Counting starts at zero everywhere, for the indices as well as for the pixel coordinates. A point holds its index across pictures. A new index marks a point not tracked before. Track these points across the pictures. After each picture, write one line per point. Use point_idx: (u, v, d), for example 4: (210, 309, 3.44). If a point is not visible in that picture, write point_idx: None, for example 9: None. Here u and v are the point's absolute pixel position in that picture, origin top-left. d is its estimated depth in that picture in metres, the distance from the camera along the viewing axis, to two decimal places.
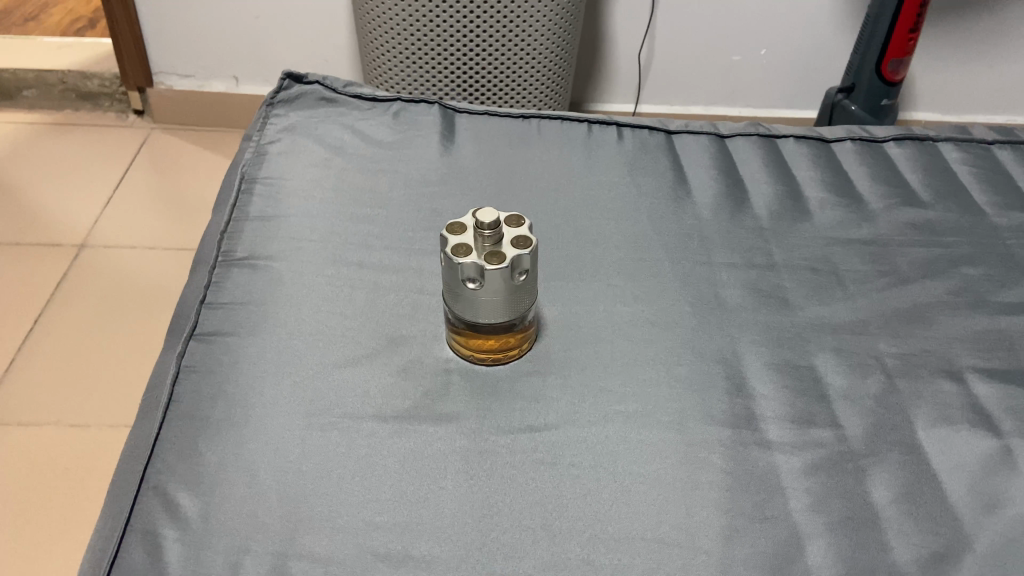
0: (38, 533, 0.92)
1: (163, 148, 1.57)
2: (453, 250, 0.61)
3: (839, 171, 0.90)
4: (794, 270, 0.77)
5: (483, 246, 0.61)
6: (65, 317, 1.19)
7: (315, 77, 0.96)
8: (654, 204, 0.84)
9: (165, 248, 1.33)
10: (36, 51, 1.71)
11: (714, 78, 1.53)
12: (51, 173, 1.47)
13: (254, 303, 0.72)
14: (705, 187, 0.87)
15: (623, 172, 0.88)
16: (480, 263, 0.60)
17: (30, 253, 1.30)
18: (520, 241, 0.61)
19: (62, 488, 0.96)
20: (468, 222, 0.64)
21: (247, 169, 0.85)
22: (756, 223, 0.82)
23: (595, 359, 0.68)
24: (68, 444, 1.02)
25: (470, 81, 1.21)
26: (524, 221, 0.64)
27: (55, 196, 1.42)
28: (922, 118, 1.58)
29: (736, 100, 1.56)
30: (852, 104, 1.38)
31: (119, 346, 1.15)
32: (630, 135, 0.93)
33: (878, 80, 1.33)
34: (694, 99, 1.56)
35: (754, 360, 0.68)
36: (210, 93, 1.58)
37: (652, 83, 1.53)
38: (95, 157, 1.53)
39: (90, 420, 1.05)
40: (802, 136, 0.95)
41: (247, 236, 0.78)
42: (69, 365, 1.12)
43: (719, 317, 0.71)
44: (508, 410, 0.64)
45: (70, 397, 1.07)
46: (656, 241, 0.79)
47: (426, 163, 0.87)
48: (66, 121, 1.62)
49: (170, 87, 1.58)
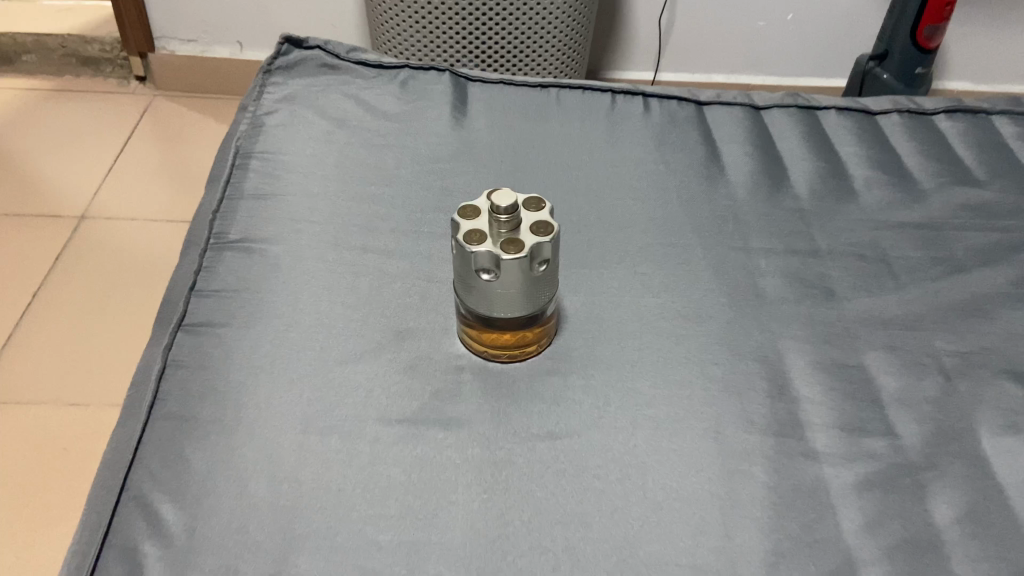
0: (36, 516, 0.87)
1: (166, 116, 1.50)
2: (465, 238, 0.55)
3: (885, 146, 0.83)
4: (839, 257, 0.70)
5: (499, 234, 0.55)
6: (63, 291, 1.14)
7: (316, 41, 0.88)
8: (683, 183, 0.77)
9: (168, 220, 1.27)
10: (36, 18, 1.65)
11: (740, 44, 1.44)
12: (52, 141, 1.41)
13: (248, 291, 0.66)
14: (740, 164, 0.79)
15: (650, 146, 0.80)
16: (496, 253, 0.55)
17: (29, 224, 1.24)
18: (541, 227, 0.56)
19: (62, 470, 0.92)
20: (482, 205, 0.58)
21: (242, 143, 0.77)
22: (797, 204, 0.75)
23: (621, 357, 0.61)
24: (67, 424, 0.96)
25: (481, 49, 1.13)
26: (544, 204, 0.58)
27: (55, 165, 1.36)
28: (955, 87, 1.49)
29: (762, 67, 1.48)
30: (885, 73, 1.30)
31: (121, 321, 1.10)
32: (657, 106, 0.86)
33: (912, 47, 1.24)
34: (717, 67, 1.48)
35: (797, 359, 0.62)
36: (214, 59, 1.50)
37: (675, 48, 1.45)
38: (96, 124, 1.46)
39: (91, 399, 1.00)
40: (844, 108, 0.87)
41: (242, 216, 0.72)
42: (69, 341, 1.06)
43: (757, 310, 0.65)
44: (526, 414, 0.58)
45: (70, 374, 1.02)
46: (687, 224, 0.72)
47: (436, 137, 0.80)
48: (65, 87, 1.55)
49: (173, 53, 1.50)
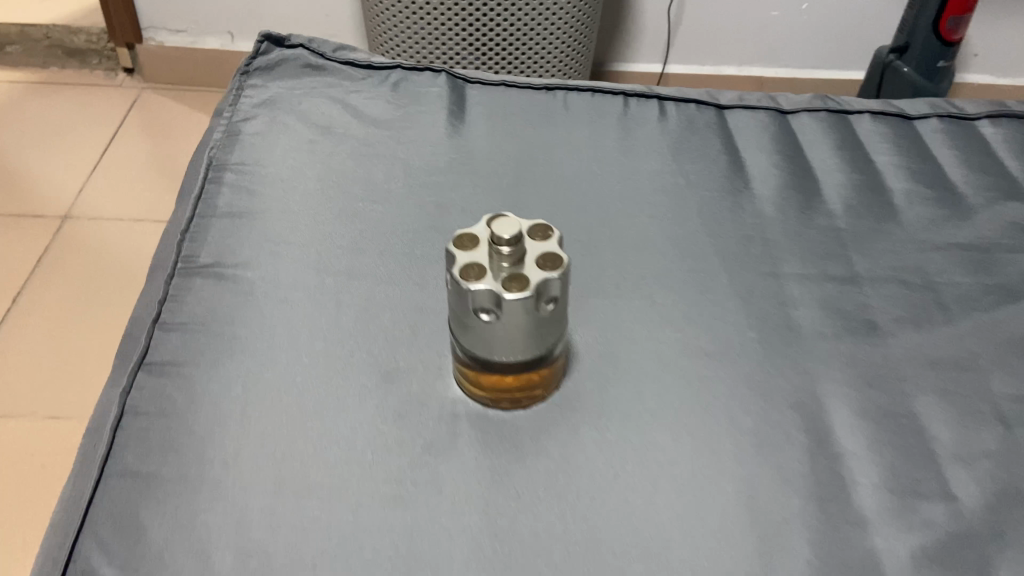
0: (10, 540, 0.81)
1: (153, 109, 1.42)
2: (461, 273, 0.48)
3: (925, 155, 0.75)
4: (880, 284, 0.63)
5: (500, 267, 0.48)
6: (44, 295, 1.07)
7: (299, 39, 0.80)
8: (705, 198, 0.69)
9: (154, 221, 1.20)
10: (24, 10, 1.59)
11: (754, 35, 1.36)
12: (34, 136, 1.33)
13: (218, 324, 0.59)
14: (767, 176, 0.72)
15: (667, 156, 0.73)
16: (497, 290, 0.47)
17: (7, 225, 1.17)
18: (548, 259, 0.49)
19: (38, 489, 0.86)
20: (481, 234, 0.51)
21: (215, 153, 0.70)
22: (831, 223, 0.68)
23: (639, 405, 0.54)
24: (44, 439, 0.90)
25: (475, 44, 1.05)
26: (552, 232, 0.50)
27: (36, 162, 1.28)
28: (975, 81, 1.41)
29: (774, 60, 1.40)
30: (906, 65, 1.21)
31: (105, 327, 1.03)
32: (674, 110, 0.78)
33: (935, 38, 1.16)
34: (728, 59, 1.40)
35: (839, 406, 0.54)
36: (204, 50, 1.42)
37: (684, 39, 1.37)
38: (80, 117, 1.39)
39: (71, 412, 0.93)
40: (878, 113, 0.79)
41: (214, 237, 0.64)
42: (45, 350, 0.99)
43: (791, 347, 0.58)
44: (531, 474, 0.50)
45: (49, 384, 0.95)
46: (711, 245, 0.65)
47: (432, 146, 0.72)
48: (49, 77, 1.47)
49: (160, 44, 1.43)
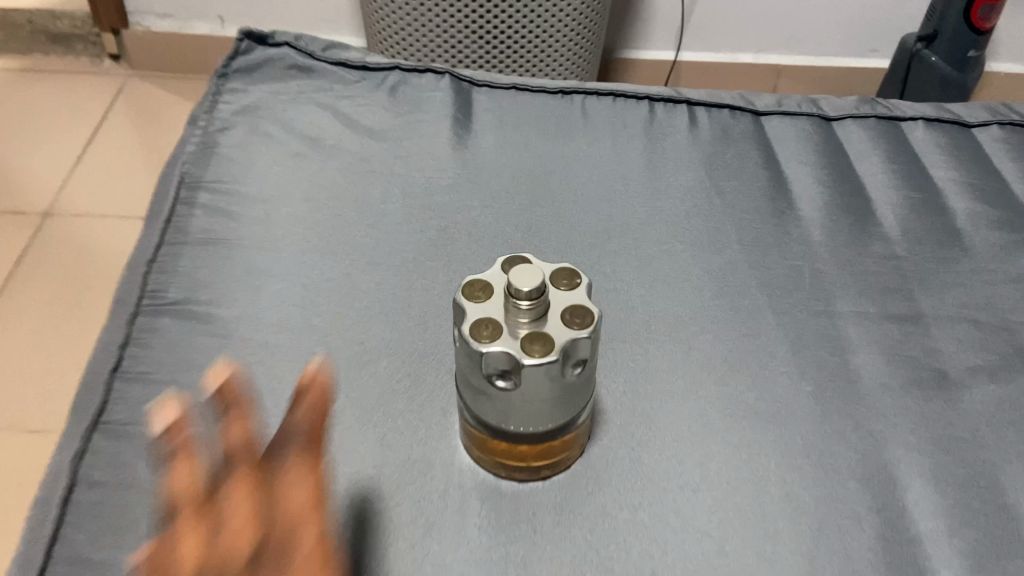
0: None
1: (142, 99, 1.32)
2: (472, 331, 0.40)
3: (988, 168, 0.67)
4: (949, 325, 0.55)
5: (519, 324, 0.40)
6: (23, 297, 0.98)
7: (285, 37, 0.72)
8: (744, 222, 0.61)
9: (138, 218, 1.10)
10: None
11: (773, 19, 1.27)
12: (15, 125, 1.24)
13: (187, 374, 0.51)
14: (813, 194, 0.64)
15: (699, 173, 0.65)
16: (515, 351, 0.39)
17: None
18: (577, 314, 0.40)
19: (15, 509, 0.78)
20: (494, 281, 0.42)
21: (188, 168, 0.62)
22: (888, 250, 0.60)
23: (678, 477, 0.46)
24: (19, 455, 0.82)
25: (474, 36, 0.91)
26: (580, 279, 0.42)
27: (17, 154, 1.19)
28: (1006, 70, 1.32)
29: (793, 46, 1.31)
30: (933, 55, 1.12)
31: (83, 328, 0.94)
32: (706, 118, 0.70)
33: (965, 26, 1.06)
34: (743, 46, 1.31)
35: (910, 480, 0.47)
36: (194, 36, 1.33)
37: (698, 24, 1.28)
38: (65, 106, 1.29)
39: (50, 423, 0.85)
40: (932, 119, 0.71)
41: (185, 267, 0.56)
42: (20, 356, 0.91)
43: (851, 406, 0.50)
44: (554, 566, 0.43)
45: (26, 392, 0.87)
46: (753, 279, 0.57)
47: (435, 161, 0.64)
48: (33, 66, 1.37)
49: (148, 29, 1.34)
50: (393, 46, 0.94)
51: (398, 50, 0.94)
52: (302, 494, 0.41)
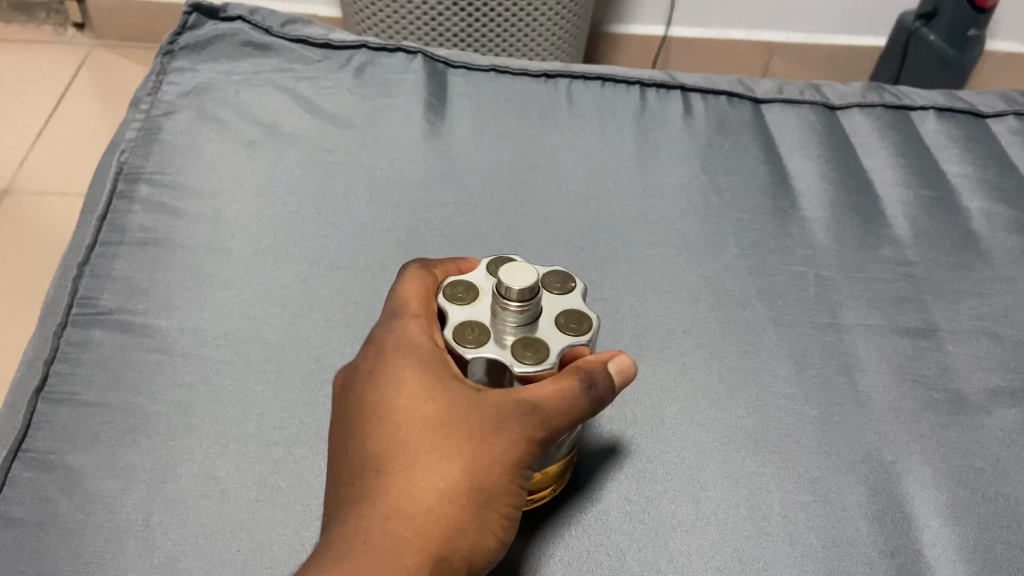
0: None
1: (105, 68, 1.18)
2: (456, 334, 0.34)
3: (1004, 162, 0.62)
4: (965, 340, 0.50)
5: (506, 330, 0.34)
6: None
7: (238, 10, 0.65)
8: (742, 221, 0.56)
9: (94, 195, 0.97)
10: None
11: None
12: None
13: (120, 394, 0.45)
14: (815, 191, 0.58)
15: (692, 167, 0.59)
16: (502, 359, 0.34)
17: None
18: (572, 319, 0.35)
19: None
20: (478, 280, 0.37)
21: (129, 159, 0.56)
22: (898, 254, 0.55)
23: (670, 517, 0.41)
24: None
25: (455, 7, 0.84)
26: (574, 281, 0.37)
27: None
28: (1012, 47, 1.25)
29: (785, 24, 1.18)
30: (932, 33, 1.05)
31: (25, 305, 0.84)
32: (701, 107, 0.64)
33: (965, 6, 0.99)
34: (735, 22, 1.18)
35: (926, 519, 0.42)
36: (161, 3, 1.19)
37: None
38: (18, 69, 1.15)
39: None
40: (944, 109, 0.65)
41: (123, 272, 0.50)
42: None
43: (860, 434, 0.45)
44: None
45: None
46: (752, 287, 0.52)
47: (404, 150, 0.58)
48: None
49: None
50: (366, 19, 0.87)
51: (372, 24, 0.87)
52: (414, 279, 0.38)
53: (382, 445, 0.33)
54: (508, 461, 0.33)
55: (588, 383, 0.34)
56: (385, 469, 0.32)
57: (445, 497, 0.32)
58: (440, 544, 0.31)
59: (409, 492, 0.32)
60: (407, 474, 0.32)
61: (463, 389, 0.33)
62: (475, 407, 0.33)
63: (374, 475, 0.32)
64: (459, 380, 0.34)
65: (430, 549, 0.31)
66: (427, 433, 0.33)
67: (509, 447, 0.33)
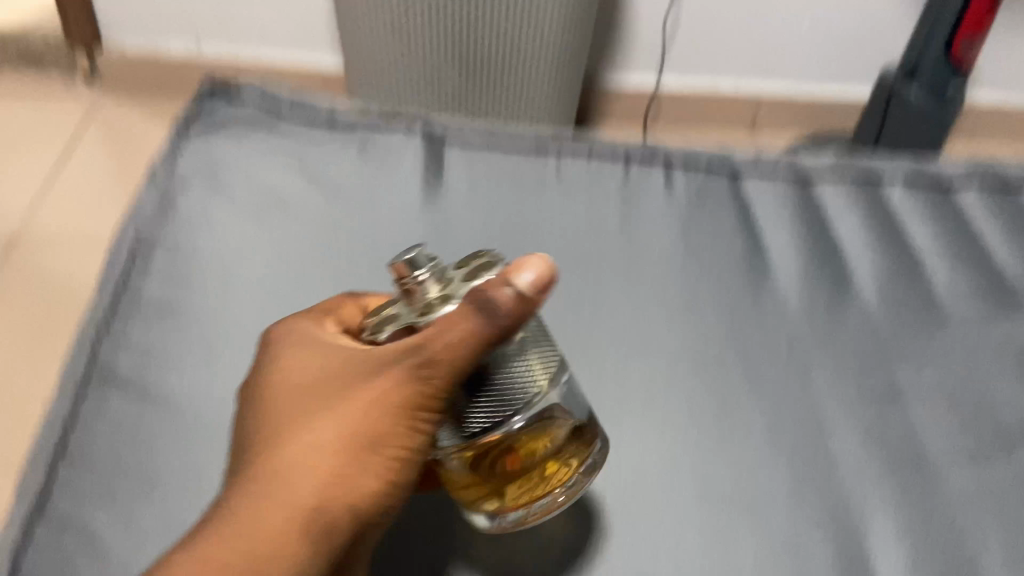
0: None
1: (113, 116, 1.18)
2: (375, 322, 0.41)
3: (968, 231, 0.65)
4: (927, 405, 0.53)
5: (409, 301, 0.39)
6: None
7: (249, 88, 0.69)
8: (719, 290, 0.59)
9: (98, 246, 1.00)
10: None
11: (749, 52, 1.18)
12: None
13: (137, 461, 0.48)
14: (789, 260, 0.62)
15: (673, 238, 0.63)
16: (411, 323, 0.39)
17: None
18: (461, 274, 0.39)
19: None
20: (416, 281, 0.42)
21: (145, 232, 0.59)
22: (866, 321, 0.58)
23: None
24: None
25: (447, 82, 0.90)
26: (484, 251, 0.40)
27: None
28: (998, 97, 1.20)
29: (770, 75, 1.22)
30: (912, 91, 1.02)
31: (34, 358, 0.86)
32: (682, 177, 0.68)
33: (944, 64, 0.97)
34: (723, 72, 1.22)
35: None
36: (168, 56, 1.21)
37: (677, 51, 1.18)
38: (29, 120, 1.17)
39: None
40: (914, 175, 0.69)
41: (139, 342, 0.54)
42: None
43: (826, 496, 0.48)
44: None
45: None
46: (728, 354, 0.55)
47: (403, 223, 0.62)
48: None
49: (121, 49, 1.21)
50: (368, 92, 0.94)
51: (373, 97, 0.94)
52: (348, 306, 0.47)
53: (273, 418, 0.40)
54: (384, 410, 0.38)
55: (477, 308, 0.36)
56: (272, 435, 0.40)
57: (324, 448, 0.38)
58: (319, 490, 0.38)
59: (293, 448, 0.39)
60: (290, 435, 0.39)
61: (353, 362, 0.41)
62: (355, 375, 0.40)
63: (265, 444, 0.40)
64: (351, 357, 0.41)
65: (307, 496, 0.38)
66: (311, 403, 0.40)
67: (379, 397, 0.38)
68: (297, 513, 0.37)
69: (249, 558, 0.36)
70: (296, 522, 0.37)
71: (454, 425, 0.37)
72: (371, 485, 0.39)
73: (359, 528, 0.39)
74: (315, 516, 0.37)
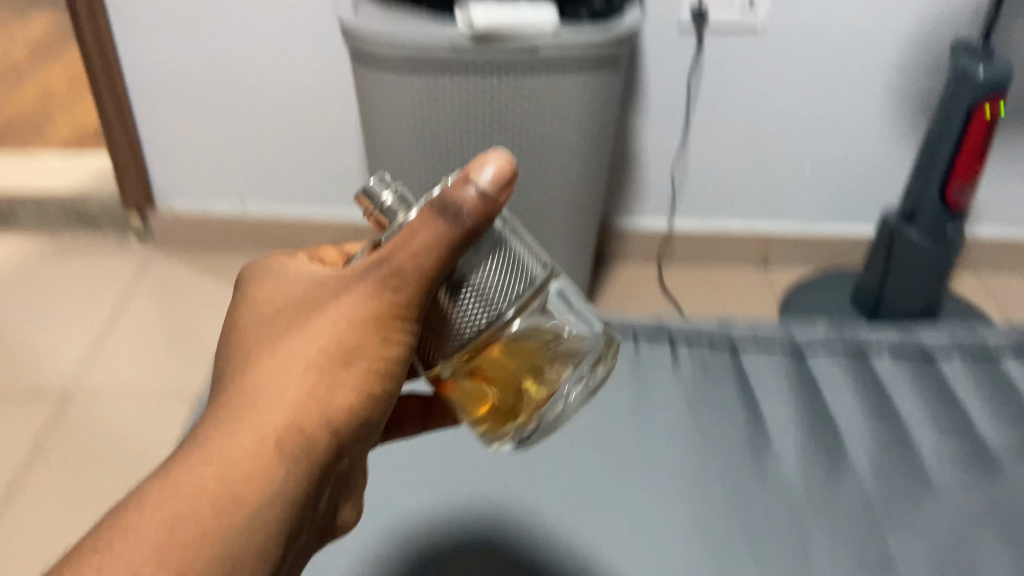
0: None
1: (171, 274, 1.33)
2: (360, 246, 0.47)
3: (950, 396, 0.74)
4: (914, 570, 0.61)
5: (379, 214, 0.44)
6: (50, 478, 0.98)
7: None
8: (724, 465, 0.69)
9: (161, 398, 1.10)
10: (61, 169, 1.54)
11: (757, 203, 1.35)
12: (57, 303, 1.26)
13: None
14: (787, 430, 0.71)
15: (682, 416, 0.73)
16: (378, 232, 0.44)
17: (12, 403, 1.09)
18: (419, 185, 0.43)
19: None
20: None
21: None
22: (857, 489, 0.66)
23: None
24: None
25: None
26: None
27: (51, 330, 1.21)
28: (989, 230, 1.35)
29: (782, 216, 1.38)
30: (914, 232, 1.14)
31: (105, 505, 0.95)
32: (687, 357, 0.79)
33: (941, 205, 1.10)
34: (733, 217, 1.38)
35: None
36: (217, 217, 1.34)
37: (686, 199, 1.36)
38: (98, 282, 1.31)
39: None
40: (898, 347, 0.78)
41: None
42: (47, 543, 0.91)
43: None
44: None
45: None
46: (734, 527, 0.64)
47: None
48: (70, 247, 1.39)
49: (173, 209, 1.34)
50: None
51: None
52: (327, 251, 0.52)
53: (245, 346, 0.44)
54: (348, 323, 0.42)
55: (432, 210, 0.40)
56: (244, 364, 0.43)
57: (292, 368, 0.42)
58: (291, 404, 0.41)
59: (262, 371, 0.42)
60: (259, 357, 0.43)
61: (322, 280, 0.45)
62: (319, 294, 0.44)
63: (239, 371, 0.43)
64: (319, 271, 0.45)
65: (282, 414, 0.41)
66: (277, 328, 0.44)
67: (341, 312, 0.42)
68: (267, 435, 0.41)
69: (228, 494, 0.39)
70: (270, 447, 0.40)
71: (443, 333, 0.43)
72: (348, 401, 0.43)
73: (336, 441, 0.43)
74: (291, 428, 0.41)
